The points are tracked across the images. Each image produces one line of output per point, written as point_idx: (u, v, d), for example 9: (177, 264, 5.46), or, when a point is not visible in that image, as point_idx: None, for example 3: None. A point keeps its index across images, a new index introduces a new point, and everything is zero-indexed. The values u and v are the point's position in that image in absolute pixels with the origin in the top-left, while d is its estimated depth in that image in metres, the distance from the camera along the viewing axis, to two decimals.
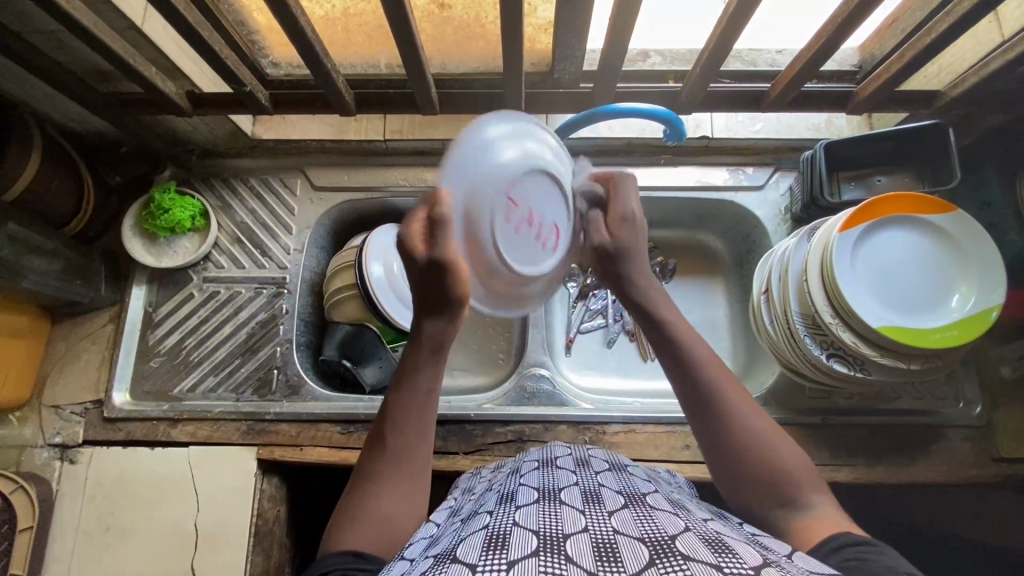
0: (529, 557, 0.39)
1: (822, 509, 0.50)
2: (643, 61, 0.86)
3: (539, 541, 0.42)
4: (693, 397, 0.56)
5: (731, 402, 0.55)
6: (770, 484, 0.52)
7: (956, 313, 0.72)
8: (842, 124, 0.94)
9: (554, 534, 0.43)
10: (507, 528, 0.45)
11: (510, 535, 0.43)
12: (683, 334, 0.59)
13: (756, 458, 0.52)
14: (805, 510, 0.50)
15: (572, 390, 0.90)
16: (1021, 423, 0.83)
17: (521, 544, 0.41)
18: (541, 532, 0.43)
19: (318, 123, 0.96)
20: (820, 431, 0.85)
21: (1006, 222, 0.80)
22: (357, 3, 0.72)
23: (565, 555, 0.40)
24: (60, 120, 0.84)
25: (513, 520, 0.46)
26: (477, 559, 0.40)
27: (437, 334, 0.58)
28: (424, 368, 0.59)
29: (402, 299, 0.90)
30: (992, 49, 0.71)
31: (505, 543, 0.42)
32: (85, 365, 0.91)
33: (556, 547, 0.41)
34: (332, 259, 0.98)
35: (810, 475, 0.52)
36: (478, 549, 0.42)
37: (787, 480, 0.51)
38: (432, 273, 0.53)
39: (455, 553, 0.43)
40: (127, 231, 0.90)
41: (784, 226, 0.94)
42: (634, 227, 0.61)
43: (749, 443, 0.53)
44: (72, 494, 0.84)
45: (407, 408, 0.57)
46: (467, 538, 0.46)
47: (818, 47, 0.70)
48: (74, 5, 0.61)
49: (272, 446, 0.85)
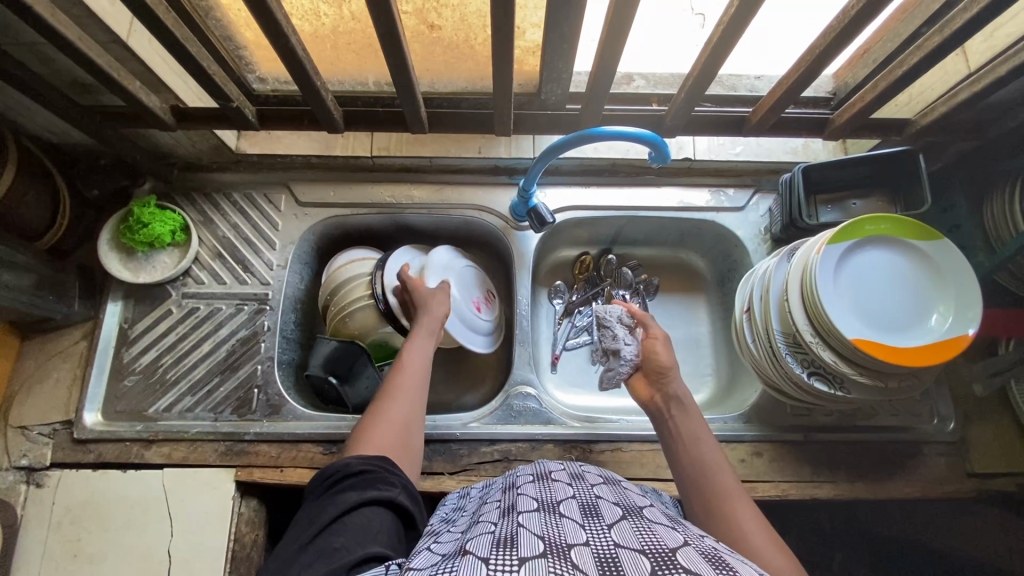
0: (538, 556, 0.39)
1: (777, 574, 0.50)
2: (627, 84, 0.89)
3: (546, 544, 0.42)
4: (693, 478, 0.62)
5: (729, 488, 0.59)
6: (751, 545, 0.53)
7: (936, 333, 0.74)
8: (817, 148, 0.98)
9: (559, 541, 0.43)
10: (513, 531, 0.44)
11: (518, 537, 0.43)
12: (695, 449, 0.64)
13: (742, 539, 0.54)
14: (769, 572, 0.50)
15: (560, 409, 0.89)
16: (993, 439, 0.86)
17: (529, 544, 0.41)
18: (547, 538, 0.43)
19: (304, 139, 0.96)
20: (801, 448, 0.86)
21: (975, 244, 0.84)
22: (346, 22, 0.73)
23: (571, 561, 0.40)
24: (36, 132, 0.82)
25: (519, 525, 0.46)
26: (489, 554, 0.40)
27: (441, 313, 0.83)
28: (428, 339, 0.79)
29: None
30: (960, 80, 0.75)
31: (513, 543, 0.42)
32: (56, 384, 0.88)
33: (561, 553, 0.41)
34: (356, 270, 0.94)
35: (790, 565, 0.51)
36: (487, 545, 0.42)
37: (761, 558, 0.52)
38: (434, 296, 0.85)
39: (464, 548, 0.43)
40: (103, 245, 0.88)
41: (763, 245, 0.96)
42: (686, 401, 0.69)
43: (740, 521, 0.55)
44: (39, 519, 0.80)
45: (416, 352, 0.76)
46: (474, 538, 0.45)
47: (799, 76, 0.72)
48: (60, 19, 0.60)
49: (251, 468, 0.83)
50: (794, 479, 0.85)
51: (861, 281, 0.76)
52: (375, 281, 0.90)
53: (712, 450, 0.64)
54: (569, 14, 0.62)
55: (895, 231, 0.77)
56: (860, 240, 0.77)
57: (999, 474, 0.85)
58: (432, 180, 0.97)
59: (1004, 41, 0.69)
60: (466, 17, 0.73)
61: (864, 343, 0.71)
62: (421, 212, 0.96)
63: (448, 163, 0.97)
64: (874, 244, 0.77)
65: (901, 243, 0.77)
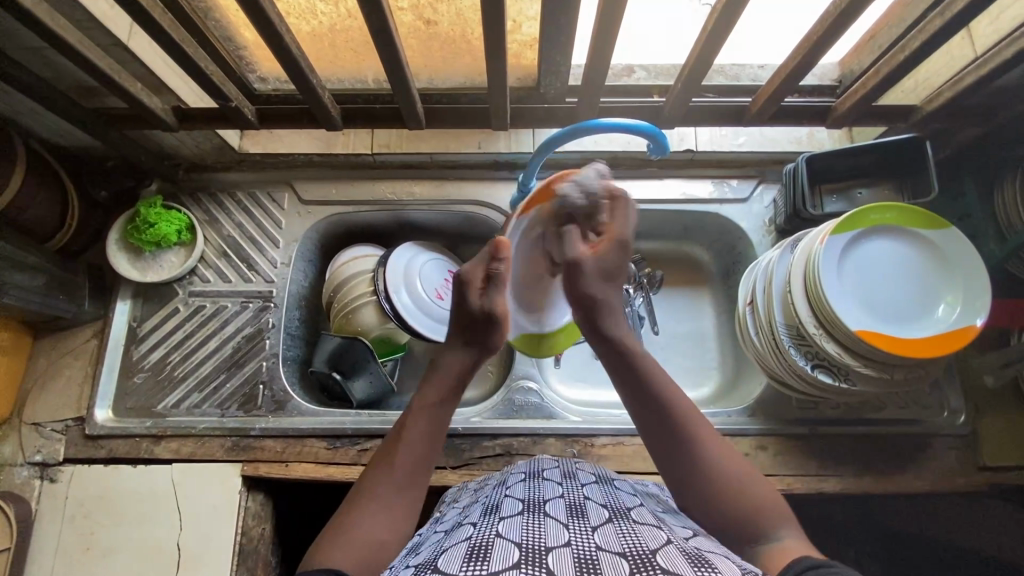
0: (510, 568, 0.39)
1: (789, 541, 0.48)
2: (628, 76, 0.87)
3: (520, 553, 0.42)
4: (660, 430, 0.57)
5: (704, 438, 0.55)
6: (733, 522, 0.51)
7: (943, 324, 0.72)
8: (822, 137, 0.96)
9: (537, 546, 0.43)
10: (490, 539, 0.44)
11: (493, 546, 0.43)
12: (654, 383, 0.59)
13: (731, 503, 0.52)
14: (774, 542, 0.48)
15: (561, 403, 0.89)
16: (1005, 432, 0.84)
17: (503, 555, 0.41)
18: (523, 544, 0.43)
19: (305, 136, 0.97)
20: (806, 441, 0.85)
21: (986, 232, 0.82)
22: (342, 21, 0.73)
23: (546, 567, 0.40)
24: (44, 135, 0.84)
25: (497, 531, 0.46)
26: (458, 569, 0.40)
27: (459, 368, 0.63)
28: (447, 401, 0.61)
29: (431, 315, 0.93)
30: (966, 64, 0.73)
31: (487, 553, 0.42)
32: (68, 381, 0.90)
33: (537, 559, 0.41)
34: (355, 269, 0.94)
35: (783, 511, 0.51)
36: (459, 559, 0.42)
37: (757, 517, 0.50)
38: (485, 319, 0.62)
39: (436, 562, 0.43)
40: (112, 246, 0.90)
41: (768, 237, 0.95)
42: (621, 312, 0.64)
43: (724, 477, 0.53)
44: (52, 513, 0.83)
45: (421, 427, 0.59)
46: (450, 549, 0.45)
47: (799, 62, 0.71)
48: (60, 22, 0.61)
49: (257, 462, 0.84)
50: (800, 474, 0.83)
51: (866, 273, 0.75)
52: (377, 278, 0.90)
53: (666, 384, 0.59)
54: (562, 6, 0.61)
55: (900, 221, 0.75)
56: (864, 229, 0.75)
57: (1011, 468, 0.83)
58: (433, 176, 0.97)
59: (1010, 22, 0.67)
60: (462, 12, 0.73)
61: (869, 334, 0.70)
62: (423, 209, 0.97)
63: (448, 159, 0.97)
64: (880, 233, 0.76)
65: (907, 231, 0.76)
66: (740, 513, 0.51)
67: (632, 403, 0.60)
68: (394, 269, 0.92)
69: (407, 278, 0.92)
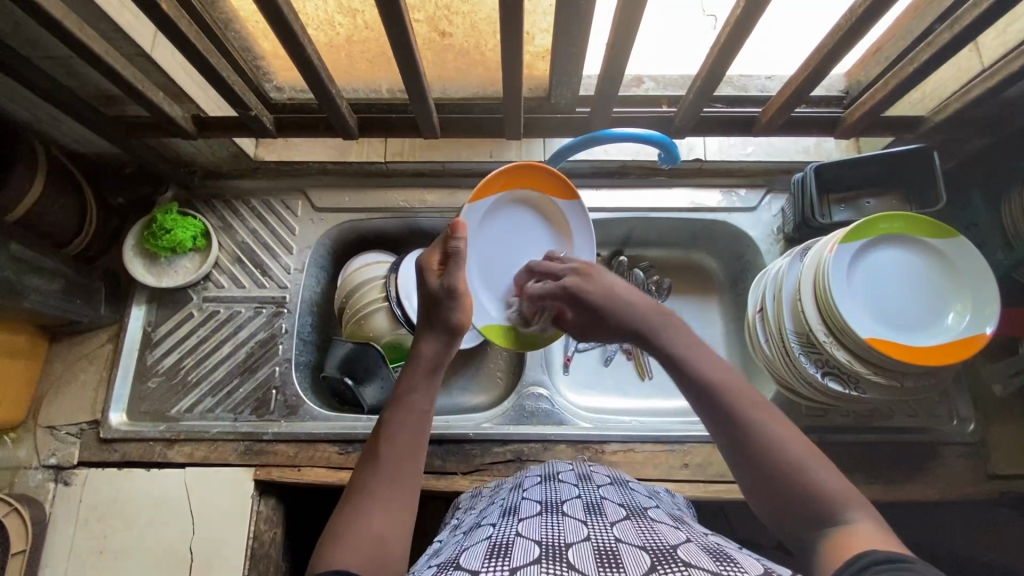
0: (531, 563, 0.40)
1: (862, 525, 0.42)
2: (637, 86, 0.89)
3: (542, 549, 0.42)
4: (712, 413, 0.51)
5: (757, 411, 0.49)
6: (804, 505, 0.44)
7: (953, 333, 0.73)
8: (830, 148, 0.98)
9: (558, 543, 0.43)
10: (510, 537, 0.45)
11: (513, 544, 0.44)
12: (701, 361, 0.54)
13: (798, 488, 0.45)
14: (846, 528, 0.42)
15: (572, 409, 0.90)
16: (1015, 441, 0.84)
17: (524, 552, 0.42)
18: (544, 541, 0.43)
19: (321, 146, 1.00)
20: (816, 449, 0.86)
21: (993, 241, 0.83)
22: (359, 32, 0.75)
23: (567, 562, 0.40)
24: (64, 142, 0.85)
25: (517, 530, 0.47)
26: (480, 566, 0.41)
27: (432, 355, 0.62)
28: (419, 389, 0.59)
29: None
30: (973, 76, 0.75)
31: (508, 551, 0.42)
32: (83, 385, 0.91)
33: (559, 555, 0.41)
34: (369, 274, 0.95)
35: (852, 491, 0.44)
36: (480, 557, 0.43)
37: (828, 503, 0.43)
38: (448, 299, 0.66)
39: (458, 560, 0.44)
40: (128, 251, 0.91)
41: (777, 246, 0.95)
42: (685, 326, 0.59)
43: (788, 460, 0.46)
44: (66, 516, 0.83)
45: (408, 415, 0.57)
46: (470, 548, 0.46)
47: (808, 74, 0.72)
48: (87, 33, 0.63)
49: (269, 467, 0.85)
50: None
51: (876, 281, 0.76)
52: (389, 284, 0.92)
53: (714, 366, 0.53)
54: (577, 18, 0.63)
55: (909, 230, 0.76)
56: (874, 239, 0.76)
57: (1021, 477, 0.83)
58: (445, 184, 0.99)
59: (1016, 36, 0.69)
60: (477, 25, 0.75)
61: (879, 342, 0.71)
62: (434, 216, 0.98)
63: (460, 167, 0.98)
64: (888, 242, 0.76)
65: (917, 240, 0.76)
66: (809, 501, 0.44)
67: (684, 390, 0.54)
68: (405, 274, 0.94)
69: (418, 284, 0.94)
